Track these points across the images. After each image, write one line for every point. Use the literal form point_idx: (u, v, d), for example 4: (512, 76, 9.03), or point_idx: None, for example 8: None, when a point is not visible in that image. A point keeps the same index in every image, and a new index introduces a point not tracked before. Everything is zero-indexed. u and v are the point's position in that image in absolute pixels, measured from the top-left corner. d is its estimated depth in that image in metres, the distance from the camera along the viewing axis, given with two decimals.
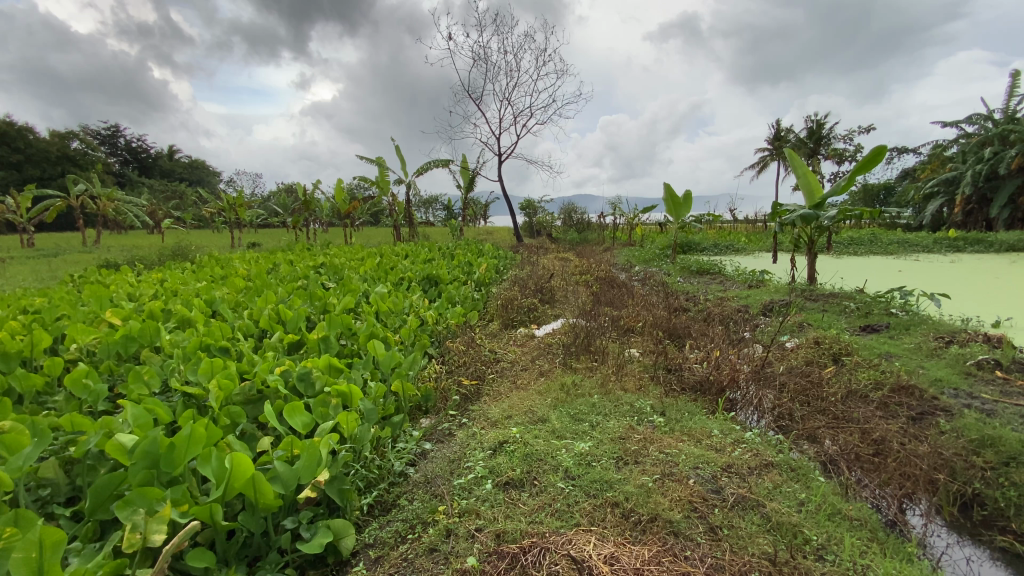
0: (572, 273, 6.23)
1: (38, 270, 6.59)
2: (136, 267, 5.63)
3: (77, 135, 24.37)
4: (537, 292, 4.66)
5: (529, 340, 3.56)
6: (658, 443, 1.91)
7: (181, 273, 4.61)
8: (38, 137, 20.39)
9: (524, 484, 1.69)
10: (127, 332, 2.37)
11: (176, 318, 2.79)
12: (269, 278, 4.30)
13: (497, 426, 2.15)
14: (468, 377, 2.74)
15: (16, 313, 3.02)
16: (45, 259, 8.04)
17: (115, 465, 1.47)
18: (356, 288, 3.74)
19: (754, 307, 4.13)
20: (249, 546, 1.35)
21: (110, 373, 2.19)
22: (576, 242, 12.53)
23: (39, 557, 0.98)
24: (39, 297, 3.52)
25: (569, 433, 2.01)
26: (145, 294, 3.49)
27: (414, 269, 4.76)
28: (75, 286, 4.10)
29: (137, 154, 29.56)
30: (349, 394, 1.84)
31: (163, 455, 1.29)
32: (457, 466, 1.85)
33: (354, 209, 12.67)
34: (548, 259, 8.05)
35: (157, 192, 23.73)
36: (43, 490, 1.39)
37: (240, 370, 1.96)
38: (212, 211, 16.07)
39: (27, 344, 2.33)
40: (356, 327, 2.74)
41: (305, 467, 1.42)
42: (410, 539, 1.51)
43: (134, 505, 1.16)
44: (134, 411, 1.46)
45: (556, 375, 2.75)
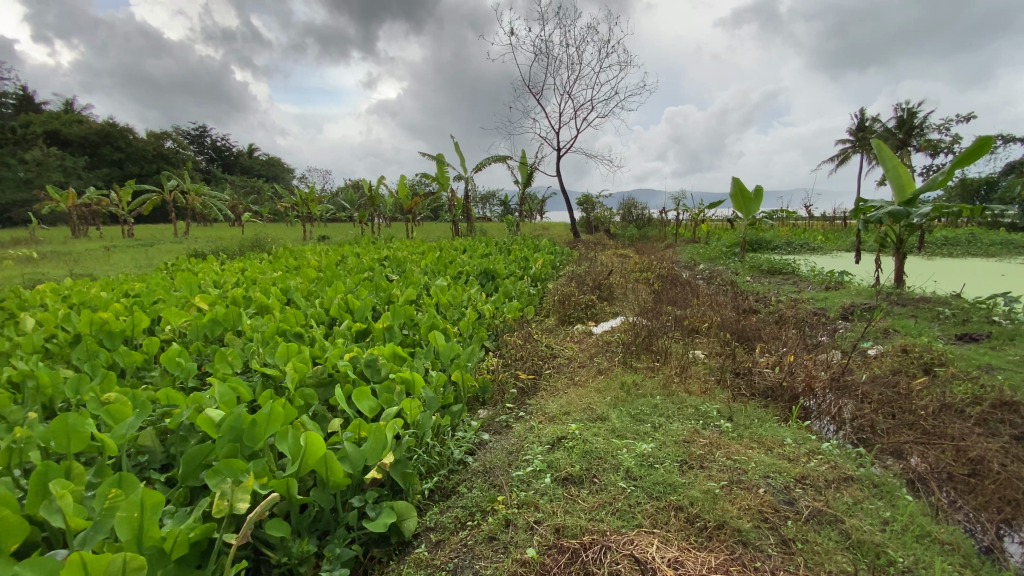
0: (631, 270, 6.09)
1: (138, 258, 7.31)
2: (220, 258, 6.11)
3: (170, 135, 26.69)
4: (596, 288, 4.59)
5: (587, 337, 3.53)
6: (725, 449, 1.84)
7: (259, 263, 4.96)
8: (138, 138, 22.58)
9: (583, 481, 1.68)
10: (213, 316, 2.59)
11: (256, 304, 3.01)
12: (338, 270, 4.53)
13: (555, 421, 2.15)
14: (525, 371, 2.76)
15: (120, 297, 3.38)
16: (144, 249, 8.89)
17: (202, 436, 1.61)
18: (417, 280, 3.86)
19: (831, 311, 3.87)
20: (320, 521, 1.43)
21: (199, 353, 2.40)
22: (636, 237, 12.24)
23: (139, 517, 1.09)
24: (138, 283, 3.90)
25: (630, 433, 1.97)
26: (228, 282, 3.78)
27: (473, 264, 4.86)
28: (169, 273, 4.53)
29: (221, 153, 32.06)
30: (411, 381, 1.90)
31: (246, 430, 1.41)
32: (515, 458, 1.87)
33: (416, 204, 13.03)
34: (606, 255, 7.93)
35: (238, 188, 25.59)
36: (142, 456, 1.55)
37: (312, 355, 2.08)
38: (286, 206, 17.14)
39: (129, 324, 2.61)
40: (418, 318, 2.83)
41: (371, 450, 1.49)
42: (469, 525, 1.54)
43: (222, 474, 1.26)
44: (220, 389, 1.60)
45: (616, 373, 2.71)
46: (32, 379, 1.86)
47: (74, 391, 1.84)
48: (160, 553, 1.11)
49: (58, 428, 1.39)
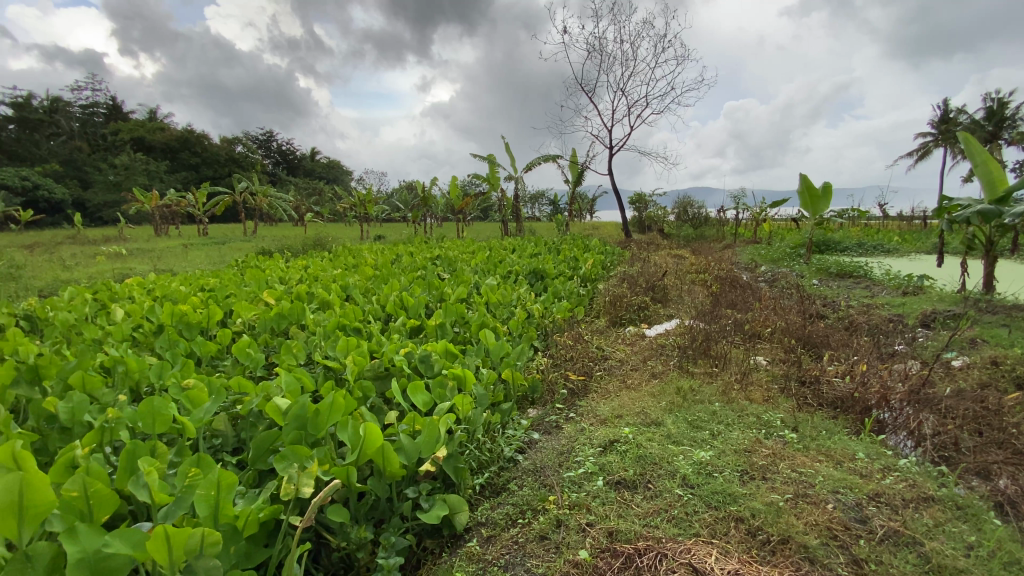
0: (687, 272, 5.90)
1: (211, 255, 7.85)
2: (284, 256, 6.45)
3: (241, 141, 28.50)
4: (650, 289, 4.48)
5: (639, 340, 3.46)
6: (789, 460, 1.75)
7: (320, 261, 5.21)
8: (213, 144, 24.25)
9: (636, 486, 1.65)
10: (279, 310, 2.75)
11: (318, 300, 3.17)
12: (392, 268, 4.69)
13: (606, 424, 2.12)
14: (576, 372, 2.74)
15: (196, 290, 3.65)
16: (218, 247, 9.55)
17: (269, 424, 1.71)
18: (467, 279, 3.92)
19: (908, 318, 3.59)
20: (376, 509, 1.48)
21: (266, 344, 2.56)
22: (691, 237, 11.85)
23: (216, 496, 1.17)
24: (212, 278, 4.19)
25: (687, 439, 1.91)
26: (292, 278, 4.00)
27: (523, 264, 4.87)
28: (240, 270, 4.85)
29: (286, 156, 33.89)
30: (463, 377, 1.93)
31: (310, 419, 1.49)
32: (567, 459, 1.86)
33: (467, 204, 13.22)
34: (660, 256, 7.74)
35: (301, 190, 26.94)
36: (216, 439, 1.67)
37: (370, 349, 2.16)
38: (344, 206, 17.87)
39: (205, 316, 2.81)
40: (469, 315, 2.88)
41: (425, 442, 1.53)
42: (520, 523, 1.56)
43: (289, 460, 1.34)
44: (287, 378, 1.70)
45: (671, 378, 2.64)
46: (122, 364, 2.04)
47: (158, 376, 2.01)
48: (233, 530, 1.19)
49: (145, 410, 1.52)
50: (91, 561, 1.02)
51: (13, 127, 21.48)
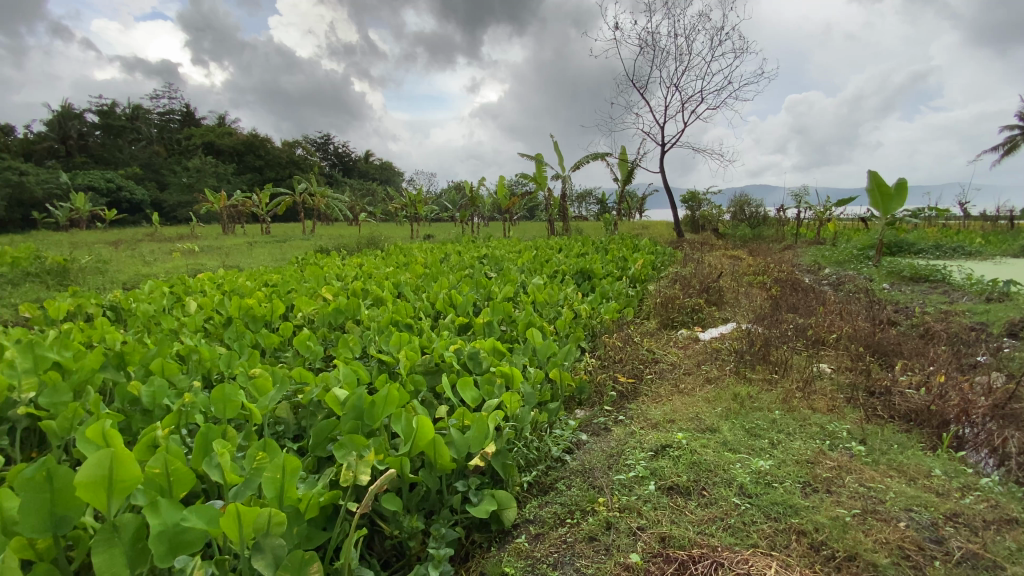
0: (744, 274, 5.67)
1: (273, 252, 8.31)
2: (340, 253, 6.74)
3: (301, 144, 29.92)
4: (704, 291, 4.32)
5: (692, 343, 3.36)
6: (856, 474, 1.65)
7: (373, 259, 5.40)
8: (275, 148, 25.61)
9: (690, 492, 1.61)
10: (336, 306, 2.88)
11: (372, 297, 3.29)
12: (442, 266, 4.79)
13: (658, 428, 2.08)
14: (625, 374, 2.69)
15: (261, 286, 3.87)
16: (278, 244, 10.11)
17: (327, 413, 1.79)
18: (515, 278, 3.94)
19: (995, 327, 3.29)
20: (427, 500, 1.53)
21: (324, 337, 2.68)
22: (746, 237, 11.37)
23: (281, 479, 1.24)
24: (275, 274, 4.42)
25: (744, 447, 1.84)
26: (348, 276, 4.17)
27: (570, 264, 4.84)
28: (300, 267, 5.11)
29: (342, 158, 35.27)
30: (511, 375, 1.95)
31: (366, 410, 1.55)
32: (616, 462, 1.84)
33: (514, 204, 13.28)
34: (714, 257, 7.47)
35: (355, 190, 27.96)
36: (279, 425, 1.77)
37: (421, 345, 2.22)
38: (396, 207, 18.40)
39: (269, 310, 2.98)
40: (516, 314, 2.90)
41: (474, 438, 1.56)
42: (569, 523, 1.55)
43: (347, 448, 1.41)
44: (344, 370, 1.78)
45: (727, 383, 2.55)
46: (195, 353, 2.20)
47: (227, 365, 2.15)
48: (295, 512, 1.26)
49: (217, 396, 1.63)
50: (171, 534, 1.10)
51: (100, 134, 23.47)
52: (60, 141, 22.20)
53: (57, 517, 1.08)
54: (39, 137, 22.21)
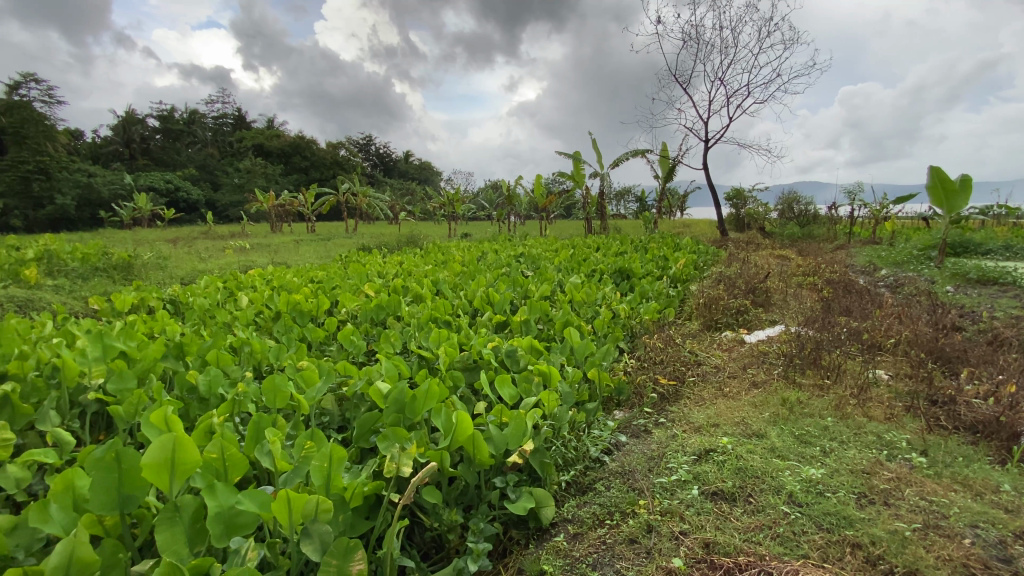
0: (793, 274, 5.44)
1: (317, 250, 8.61)
2: (382, 251, 6.90)
3: (344, 145, 30.81)
4: (750, 292, 4.18)
5: (737, 346, 3.26)
6: (916, 487, 1.56)
7: (413, 257, 5.51)
8: (320, 149, 26.48)
9: (736, 498, 1.56)
10: (378, 302, 2.96)
11: (412, 294, 3.36)
12: (479, 264, 4.84)
13: (701, 432, 2.03)
14: (666, 376, 2.64)
15: (307, 282, 4.02)
16: (322, 242, 10.47)
17: (370, 405, 1.85)
18: (552, 277, 3.93)
19: None
20: (466, 495, 1.55)
21: (366, 332, 2.76)
22: (795, 236, 10.91)
23: (328, 468, 1.29)
24: (321, 271, 4.58)
25: (793, 454, 1.77)
26: (389, 273, 4.27)
27: (608, 263, 4.77)
28: (343, 264, 5.27)
29: (383, 158, 36.12)
30: (549, 374, 1.95)
31: (408, 403, 1.59)
32: (657, 464, 1.81)
33: (551, 202, 13.22)
34: (760, 257, 7.20)
35: (396, 190, 28.55)
36: (324, 416, 1.84)
37: (459, 341, 2.25)
38: (434, 206, 18.67)
39: (315, 305, 3.10)
40: (553, 313, 2.89)
41: (512, 435, 1.57)
42: (609, 524, 1.54)
43: (390, 440, 1.44)
44: (386, 364, 1.82)
45: (774, 388, 2.46)
46: (247, 345, 2.31)
47: (276, 357, 2.25)
48: (341, 500, 1.30)
49: (268, 386, 1.71)
50: (227, 515, 1.16)
51: (160, 137, 24.91)
52: (124, 144, 23.76)
53: (123, 496, 1.16)
54: (107, 142, 23.83)
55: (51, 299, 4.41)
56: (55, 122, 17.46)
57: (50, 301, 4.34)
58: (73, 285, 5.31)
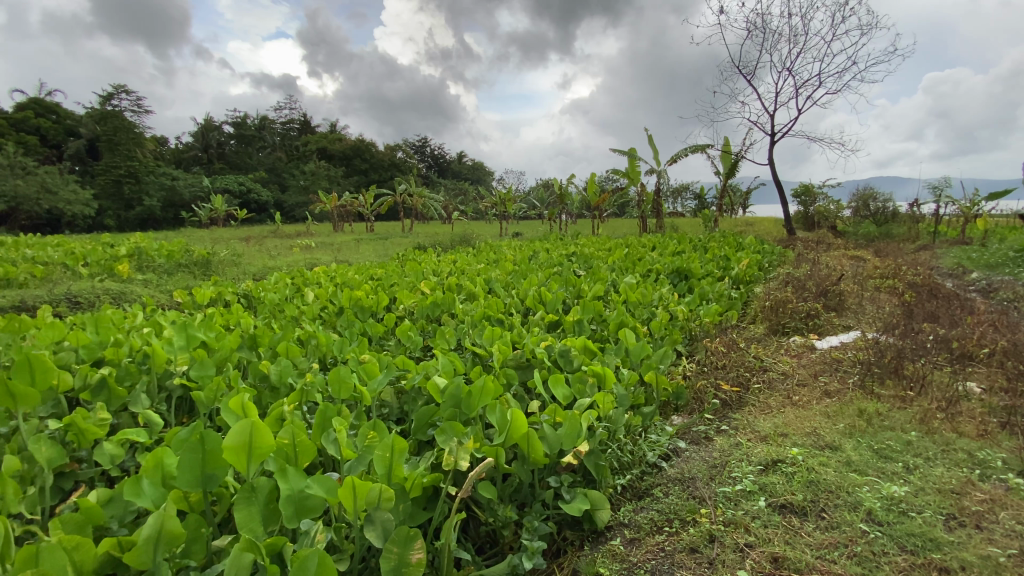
0: (869, 277, 5.06)
1: (375, 249, 8.96)
2: (436, 250, 7.07)
3: (401, 147, 31.78)
4: (821, 295, 3.93)
5: (807, 352, 3.08)
6: (1016, 510, 1.42)
7: (467, 256, 5.61)
8: (378, 152, 27.45)
9: (807, 512, 1.48)
10: (434, 299, 3.04)
11: (465, 292, 3.43)
12: (531, 263, 4.86)
13: (768, 441, 1.93)
14: (729, 382, 2.53)
15: (366, 279, 4.20)
16: (379, 241, 10.86)
17: (427, 400, 1.90)
18: (605, 277, 3.88)
19: None
20: (519, 492, 1.56)
21: (422, 329, 2.84)
22: (870, 236, 10.15)
23: (390, 458, 1.33)
24: (380, 269, 4.77)
25: (872, 469, 1.65)
26: (444, 271, 4.37)
27: (665, 263, 4.64)
28: (401, 262, 5.45)
29: (438, 159, 36.95)
30: (604, 375, 1.92)
31: (464, 399, 1.62)
32: (720, 473, 1.74)
33: (604, 201, 13.00)
34: (830, 258, 6.75)
35: (450, 190, 29.12)
36: (384, 408, 1.91)
37: (513, 340, 2.27)
38: (486, 206, 18.88)
39: (374, 301, 3.23)
40: (607, 314, 2.85)
41: (567, 435, 1.56)
42: (667, 531, 1.50)
43: (448, 434, 1.48)
44: (443, 360, 1.87)
45: (850, 398, 2.30)
46: (314, 338, 2.43)
47: (339, 350, 2.36)
48: (401, 490, 1.34)
49: (334, 377, 1.80)
50: (297, 498, 1.23)
51: (235, 142, 26.72)
52: (204, 150, 25.69)
53: (206, 474, 1.25)
54: (189, 148, 25.86)
55: (141, 292, 4.84)
56: (143, 130, 19.15)
57: (140, 293, 4.77)
58: (160, 280, 5.81)
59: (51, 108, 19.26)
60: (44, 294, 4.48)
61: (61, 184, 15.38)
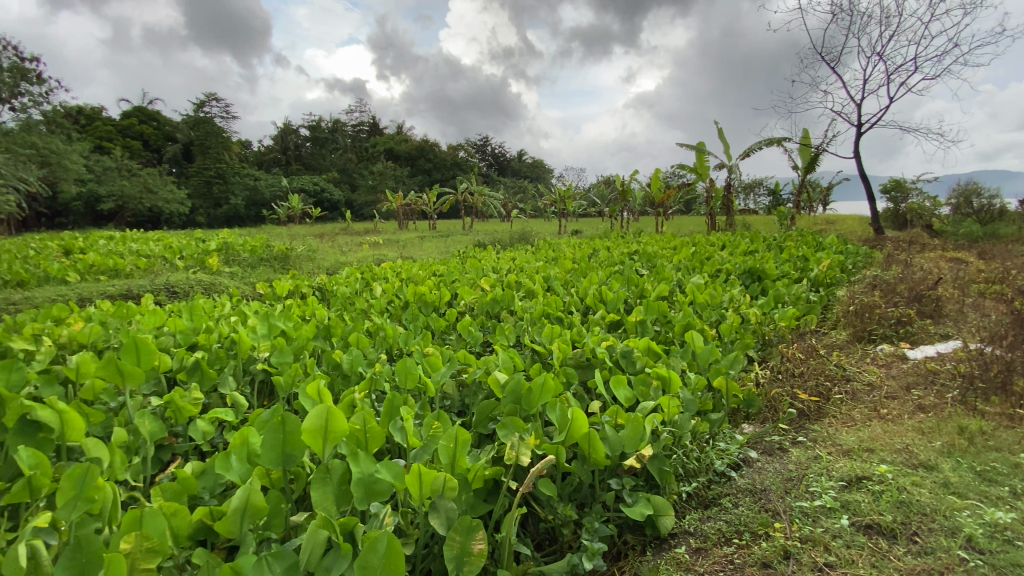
0: (974, 281, 4.55)
1: (437, 246, 9.22)
2: (496, 247, 7.15)
3: (464, 146, 32.37)
4: (914, 300, 3.59)
5: (897, 362, 2.83)
6: None
7: (526, 253, 5.63)
8: (441, 151, 28.14)
9: (896, 535, 1.36)
10: (494, 295, 3.08)
11: (525, 289, 3.45)
12: (591, 262, 4.80)
13: (851, 456, 1.80)
14: (807, 392, 2.38)
15: (429, 274, 4.33)
16: (440, 238, 11.16)
17: (486, 394, 1.93)
18: (670, 276, 3.76)
19: None
20: (579, 492, 1.55)
21: (483, 325, 2.89)
22: (973, 236, 9.13)
23: (454, 449, 1.37)
24: (443, 265, 4.90)
25: (974, 493, 1.50)
26: (503, 268, 4.43)
27: (735, 262, 4.42)
28: (462, 259, 5.57)
29: (499, 158, 37.31)
30: (668, 378, 1.85)
31: (524, 395, 1.63)
32: (797, 487, 1.64)
33: (669, 197, 12.56)
34: (924, 259, 6.14)
35: (511, 188, 29.33)
36: (446, 401, 1.96)
37: (572, 338, 2.25)
38: (546, 204, 18.85)
39: (437, 296, 3.33)
40: (672, 315, 2.76)
41: (629, 437, 1.53)
42: (737, 543, 1.44)
43: (509, 429, 1.50)
44: (503, 356, 1.89)
45: (948, 415, 2.09)
46: (381, 330, 2.54)
47: (404, 343, 2.45)
48: (464, 481, 1.37)
49: (400, 368, 1.87)
50: (367, 481, 1.29)
51: (310, 145, 28.39)
52: (283, 152, 27.52)
53: (286, 454, 1.34)
54: (270, 150, 27.79)
55: (228, 283, 5.28)
56: (230, 134, 20.80)
57: (228, 285, 5.20)
58: (245, 272, 6.31)
59: (153, 116, 21.39)
60: (148, 283, 5.00)
61: (161, 185, 17.07)
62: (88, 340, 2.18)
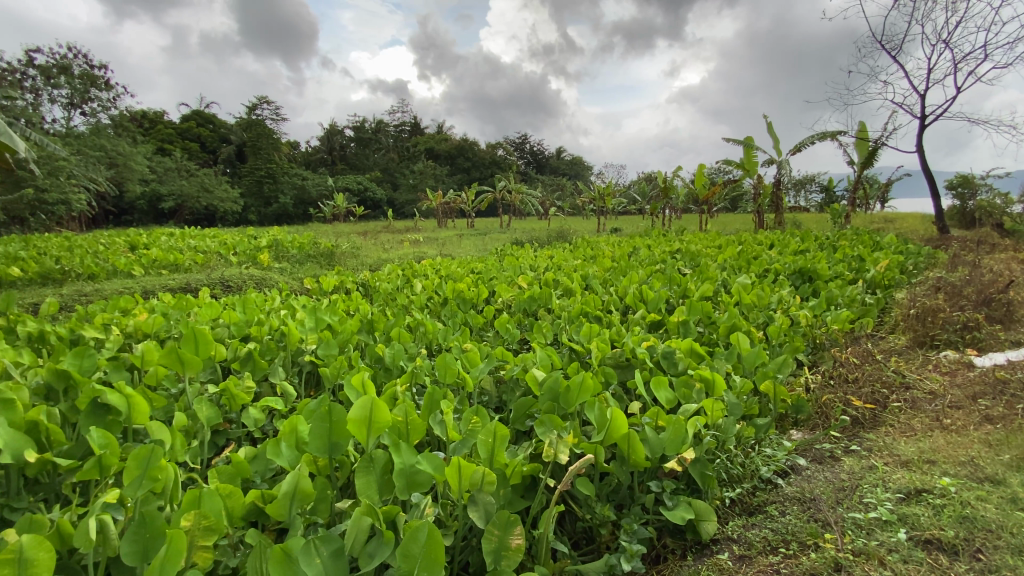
0: None
1: (475, 244, 9.31)
2: (534, 245, 7.15)
3: (503, 145, 32.48)
4: (983, 304, 3.35)
5: (962, 369, 2.65)
6: None
7: (564, 252, 5.61)
8: (481, 150, 28.35)
9: (958, 552, 1.28)
10: (532, 293, 3.09)
11: (563, 287, 3.44)
12: (631, 260, 4.73)
13: (909, 467, 1.70)
14: (862, 399, 2.26)
15: (468, 271, 4.39)
16: (478, 236, 11.26)
17: (524, 391, 1.94)
18: (715, 276, 3.65)
19: None
20: (618, 492, 1.53)
21: (520, 322, 2.90)
22: None
23: (493, 444, 1.38)
24: (481, 263, 4.96)
25: None
26: (541, 266, 4.43)
27: (784, 262, 4.25)
28: (501, 257, 5.61)
29: (538, 156, 37.21)
30: (712, 381, 1.78)
31: (563, 393, 1.63)
32: (849, 497, 1.57)
33: (713, 194, 12.18)
34: (995, 260, 5.71)
35: (550, 186, 29.20)
36: (484, 396, 1.98)
37: (612, 338, 2.23)
38: (585, 202, 18.66)
39: (476, 293, 3.37)
40: (716, 316, 2.68)
41: (670, 440, 1.50)
42: (783, 553, 1.39)
43: (547, 426, 1.50)
44: (541, 353, 1.89)
45: (1021, 427, 1.94)
46: (421, 326, 2.60)
47: (443, 338, 2.49)
48: (503, 476, 1.39)
49: (440, 363, 1.91)
50: (408, 472, 1.33)
51: (355, 145, 29.21)
52: (329, 152, 28.46)
53: (332, 442, 1.40)
54: (317, 151, 28.78)
55: (277, 278, 5.52)
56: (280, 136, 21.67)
57: (277, 280, 5.44)
58: (292, 268, 6.57)
59: (210, 119, 22.57)
60: (204, 278, 5.28)
61: (216, 184, 18.01)
62: (151, 330, 2.33)
